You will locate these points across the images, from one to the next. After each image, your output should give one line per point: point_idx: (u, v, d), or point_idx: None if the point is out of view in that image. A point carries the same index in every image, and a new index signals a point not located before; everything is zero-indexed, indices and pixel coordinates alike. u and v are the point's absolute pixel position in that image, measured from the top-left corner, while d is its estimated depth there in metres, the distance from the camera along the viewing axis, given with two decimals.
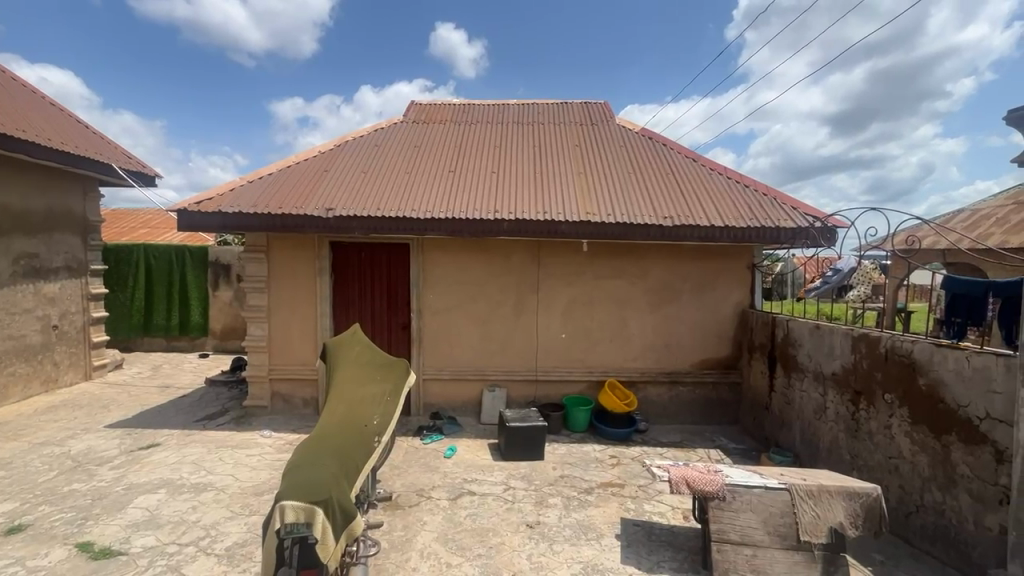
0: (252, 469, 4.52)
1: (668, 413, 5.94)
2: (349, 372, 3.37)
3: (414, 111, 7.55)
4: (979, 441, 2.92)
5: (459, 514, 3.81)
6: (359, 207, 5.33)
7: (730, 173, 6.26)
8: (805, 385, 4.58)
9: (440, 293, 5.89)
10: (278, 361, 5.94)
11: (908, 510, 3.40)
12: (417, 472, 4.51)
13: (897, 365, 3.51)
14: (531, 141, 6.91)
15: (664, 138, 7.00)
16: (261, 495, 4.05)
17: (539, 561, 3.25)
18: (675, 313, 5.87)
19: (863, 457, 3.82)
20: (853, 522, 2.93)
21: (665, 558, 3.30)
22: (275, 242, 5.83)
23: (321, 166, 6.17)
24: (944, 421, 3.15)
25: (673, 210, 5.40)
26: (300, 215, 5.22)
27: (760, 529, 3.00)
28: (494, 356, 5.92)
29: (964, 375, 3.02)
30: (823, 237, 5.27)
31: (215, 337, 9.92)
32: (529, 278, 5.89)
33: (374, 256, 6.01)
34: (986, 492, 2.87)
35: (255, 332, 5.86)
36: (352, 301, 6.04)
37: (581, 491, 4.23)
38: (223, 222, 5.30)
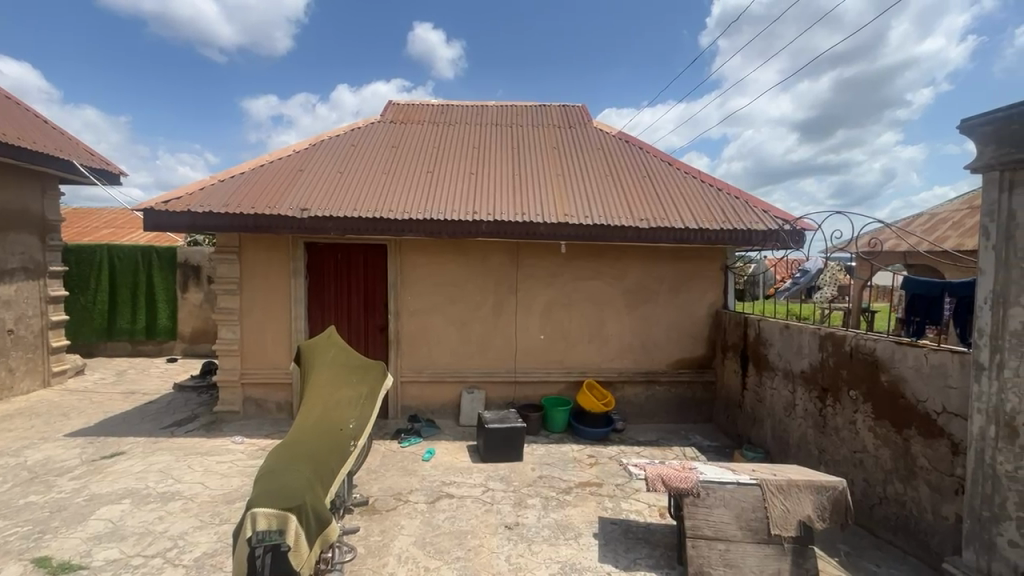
0: (222, 477, 4.39)
1: (644, 412, 6.03)
2: (323, 375, 3.30)
3: (391, 111, 7.47)
4: (937, 434, 3.05)
5: (437, 517, 3.78)
6: (334, 208, 5.24)
7: (704, 176, 6.40)
8: (776, 383, 4.71)
9: (419, 294, 5.84)
10: (250, 365, 5.79)
11: (872, 502, 3.53)
12: (394, 476, 4.46)
13: (862, 363, 3.65)
14: (509, 143, 6.93)
15: (640, 141, 7.11)
16: (233, 502, 3.94)
17: (517, 562, 3.24)
18: (651, 313, 5.97)
19: (830, 451, 3.95)
20: (820, 515, 3.02)
21: (642, 555, 3.35)
22: (247, 243, 5.68)
23: (296, 166, 6.05)
24: (905, 416, 3.29)
25: (649, 213, 5.50)
26: (273, 215, 5.11)
27: (733, 524, 3.07)
28: (473, 357, 5.91)
29: (923, 372, 3.16)
30: (792, 239, 5.43)
31: (184, 341, 9.62)
32: (507, 279, 5.89)
33: (350, 257, 5.92)
34: (943, 483, 3.00)
35: (226, 335, 5.69)
36: (328, 303, 5.94)
37: (559, 491, 4.25)
38: (192, 222, 5.14)
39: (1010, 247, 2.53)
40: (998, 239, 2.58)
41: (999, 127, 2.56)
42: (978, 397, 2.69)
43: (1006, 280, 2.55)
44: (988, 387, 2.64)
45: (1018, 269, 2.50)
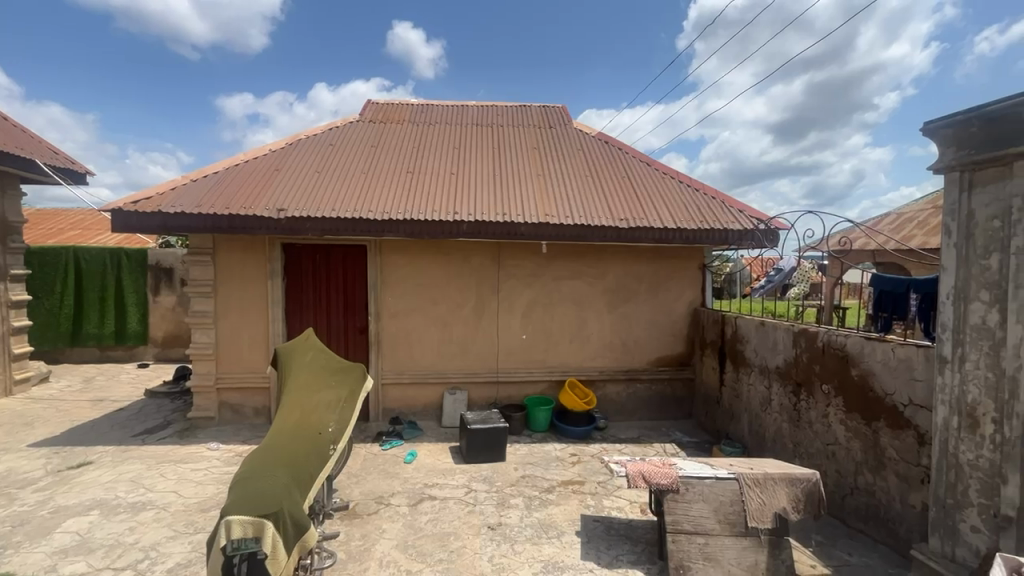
0: (197, 485, 4.27)
1: (625, 410, 6.09)
2: (301, 378, 3.24)
3: (371, 110, 7.38)
4: (904, 426, 3.17)
5: (420, 519, 3.75)
6: (312, 208, 5.15)
7: (682, 178, 6.50)
8: (752, 379, 4.82)
9: (399, 295, 5.79)
10: (225, 369, 5.65)
11: (844, 493, 3.64)
12: (376, 479, 4.41)
13: (833, 358, 3.76)
14: (490, 143, 6.92)
15: (619, 142, 7.19)
16: (208, 511, 3.83)
17: (500, 562, 3.24)
18: (631, 312, 6.04)
19: (804, 444, 4.06)
20: (795, 506, 3.10)
21: (624, 552, 3.38)
22: (221, 244, 5.55)
23: (272, 165, 5.92)
24: (874, 408, 3.40)
25: (628, 212, 5.56)
26: (248, 215, 5.00)
27: (711, 518, 3.13)
28: (454, 358, 5.88)
29: (891, 366, 3.27)
30: (767, 238, 5.55)
31: (156, 346, 9.34)
32: (488, 279, 5.88)
33: (329, 258, 5.83)
34: (910, 473, 3.12)
35: (200, 339, 5.53)
36: (307, 305, 5.83)
37: (542, 490, 4.27)
38: (163, 223, 4.98)
39: (970, 245, 2.64)
40: (959, 237, 2.69)
41: (958, 129, 2.68)
42: (942, 390, 2.80)
43: (967, 276, 2.65)
44: (951, 379, 2.74)
45: (977, 265, 2.61)
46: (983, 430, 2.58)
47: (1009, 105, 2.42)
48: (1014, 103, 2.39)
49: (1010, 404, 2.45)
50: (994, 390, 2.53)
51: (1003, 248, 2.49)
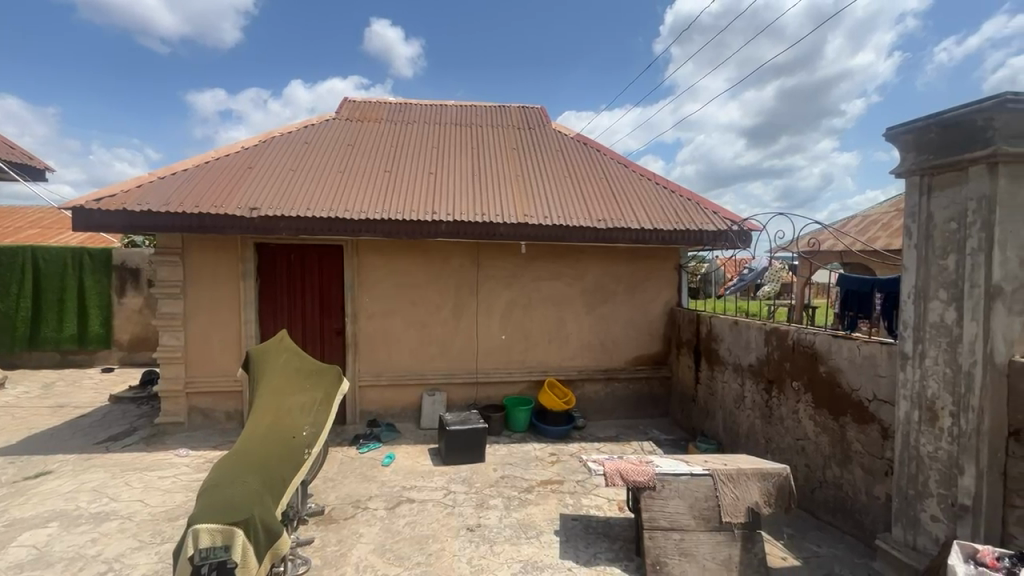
0: (164, 493, 4.12)
1: (604, 409, 6.15)
2: (274, 380, 3.16)
3: (347, 108, 7.26)
4: (869, 420, 3.28)
5: (397, 523, 3.70)
6: (286, 207, 5.04)
7: (658, 179, 6.61)
8: (726, 376, 4.93)
9: (376, 295, 5.71)
10: (195, 372, 5.47)
11: (813, 486, 3.76)
12: (352, 483, 4.33)
13: (803, 356, 3.87)
14: (469, 142, 6.90)
15: (598, 144, 7.26)
16: (176, 519, 3.70)
17: (478, 564, 3.22)
18: (610, 312, 6.10)
19: (775, 440, 4.17)
20: (767, 501, 3.18)
21: (602, 550, 3.41)
22: (192, 244, 5.38)
23: (244, 163, 5.76)
24: (841, 404, 3.51)
25: (606, 213, 5.62)
26: (219, 214, 4.85)
27: (687, 514, 3.18)
28: (433, 359, 5.83)
29: (856, 362, 3.38)
30: (740, 239, 5.68)
31: (121, 349, 8.98)
32: (467, 279, 5.86)
33: (304, 258, 5.71)
34: (875, 465, 3.23)
35: (168, 341, 5.34)
36: (281, 306, 5.70)
37: (521, 490, 4.27)
38: (129, 221, 4.80)
39: (929, 246, 2.76)
40: (919, 238, 2.81)
41: (918, 135, 2.80)
42: (904, 385, 2.91)
43: (926, 276, 2.77)
44: (912, 374, 2.86)
45: (935, 265, 2.73)
46: (942, 423, 2.69)
47: (965, 113, 2.53)
48: (969, 111, 2.50)
49: (966, 397, 2.56)
50: (952, 384, 2.64)
51: (958, 249, 2.61)
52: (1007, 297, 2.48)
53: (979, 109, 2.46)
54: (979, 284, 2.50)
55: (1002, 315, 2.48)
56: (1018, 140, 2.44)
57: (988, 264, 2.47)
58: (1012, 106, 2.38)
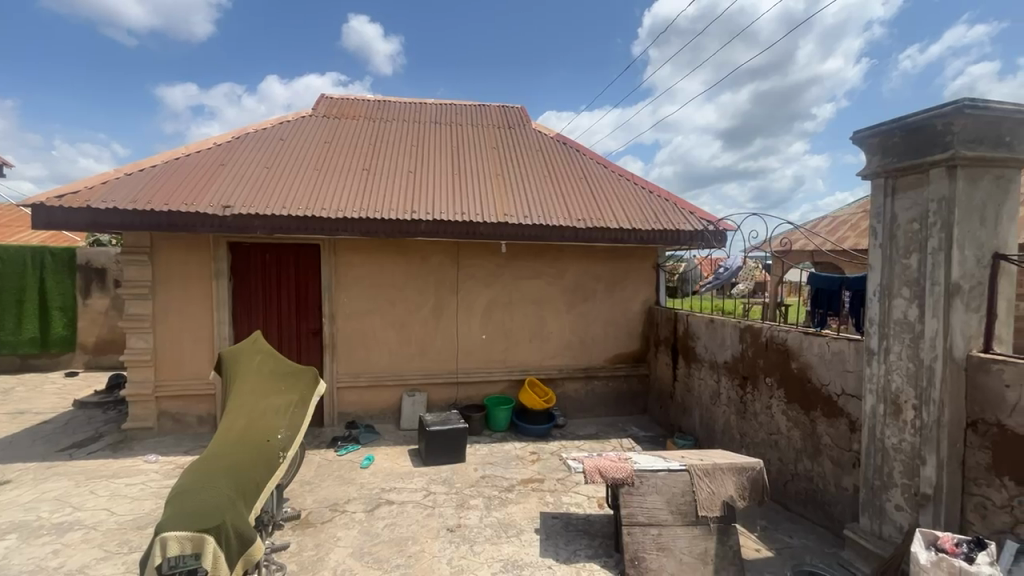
0: (132, 501, 3.98)
1: (584, 407, 6.20)
2: (248, 382, 3.08)
3: (325, 105, 7.14)
4: (838, 414, 3.38)
5: (376, 525, 3.65)
6: (260, 205, 4.92)
7: (637, 180, 6.69)
8: (702, 373, 5.03)
9: (354, 295, 5.62)
10: (166, 376, 5.30)
11: (786, 479, 3.87)
12: (330, 486, 4.26)
13: (775, 352, 3.98)
14: (449, 141, 6.86)
15: (577, 144, 7.30)
16: (144, 528, 3.58)
17: (459, 564, 3.21)
18: (589, 311, 6.15)
19: (749, 435, 4.28)
20: (741, 494, 3.25)
21: (582, 546, 3.43)
22: (161, 243, 5.21)
23: (216, 160, 5.60)
24: (812, 399, 3.61)
25: (586, 213, 5.66)
26: (189, 213, 4.70)
27: (664, 509, 3.22)
28: (412, 359, 5.78)
29: (826, 358, 3.49)
30: (716, 239, 5.79)
31: (86, 352, 8.64)
32: (447, 278, 5.82)
33: (279, 258, 5.59)
34: (843, 457, 3.34)
35: (136, 344, 5.15)
36: (256, 307, 5.57)
37: (502, 489, 4.26)
38: (93, 219, 4.61)
39: (893, 246, 2.87)
40: (884, 238, 2.92)
41: (883, 139, 2.91)
42: (870, 379, 3.01)
43: (890, 274, 2.88)
44: (878, 369, 2.96)
45: (899, 264, 2.84)
46: (905, 415, 2.80)
47: (924, 118, 2.64)
48: (929, 116, 2.61)
49: (928, 390, 2.66)
50: (914, 378, 2.75)
51: (920, 248, 2.72)
52: (965, 294, 2.59)
53: (938, 114, 2.57)
54: (939, 282, 2.60)
55: (960, 311, 2.59)
56: (974, 144, 2.55)
57: (947, 262, 2.57)
58: (969, 112, 2.49)
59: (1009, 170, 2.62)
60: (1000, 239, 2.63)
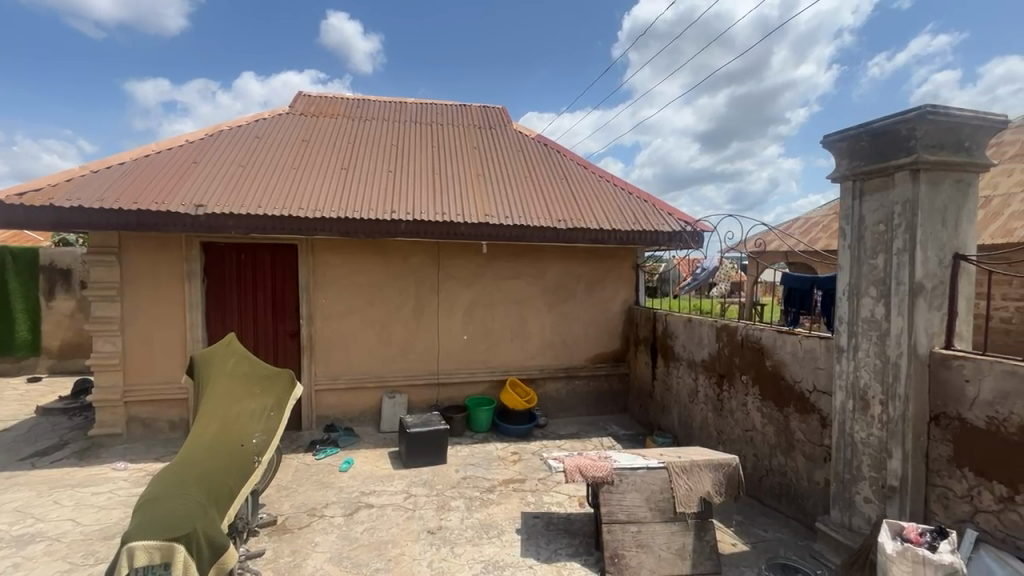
0: (99, 510, 3.83)
1: (565, 407, 6.23)
2: (220, 386, 3.00)
3: (302, 102, 7.01)
4: (810, 410, 3.47)
5: (355, 530, 3.60)
6: (235, 205, 4.80)
7: (616, 181, 6.76)
8: (680, 372, 5.11)
9: (332, 296, 5.53)
10: (135, 381, 5.13)
11: (761, 474, 3.96)
12: (308, 490, 4.19)
13: (750, 351, 4.07)
14: (429, 141, 6.82)
15: (558, 145, 7.34)
16: (112, 538, 3.45)
17: (439, 567, 3.19)
18: (570, 311, 6.19)
19: (726, 432, 4.37)
20: (718, 490, 3.30)
21: (562, 546, 3.45)
22: (130, 243, 5.03)
23: (189, 157, 5.45)
24: (785, 396, 3.71)
25: (566, 214, 5.70)
26: (160, 211, 4.56)
27: (643, 507, 3.26)
28: (392, 360, 5.72)
29: (798, 356, 3.58)
30: (694, 240, 5.90)
31: (50, 357, 8.30)
32: (427, 279, 5.78)
33: (255, 259, 5.47)
34: (815, 452, 3.43)
35: (103, 348, 4.96)
36: (231, 308, 5.44)
37: (483, 490, 4.26)
38: (57, 217, 4.43)
39: (861, 246, 2.97)
40: (852, 239, 3.01)
41: (851, 143, 3.01)
42: (840, 376, 3.11)
43: (858, 274, 2.97)
44: (847, 366, 3.06)
45: (867, 264, 2.93)
46: (873, 410, 2.89)
47: (890, 123, 2.74)
48: (894, 122, 2.71)
49: (894, 386, 2.76)
50: (881, 374, 2.85)
51: (886, 249, 2.81)
52: (928, 293, 2.68)
53: (903, 120, 2.66)
54: (903, 282, 2.70)
55: (924, 310, 2.69)
56: (936, 149, 2.66)
57: (911, 262, 2.66)
58: (931, 118, 2.59)
59: (968, 174, 2.74)
60: (961, 241, 2.74)
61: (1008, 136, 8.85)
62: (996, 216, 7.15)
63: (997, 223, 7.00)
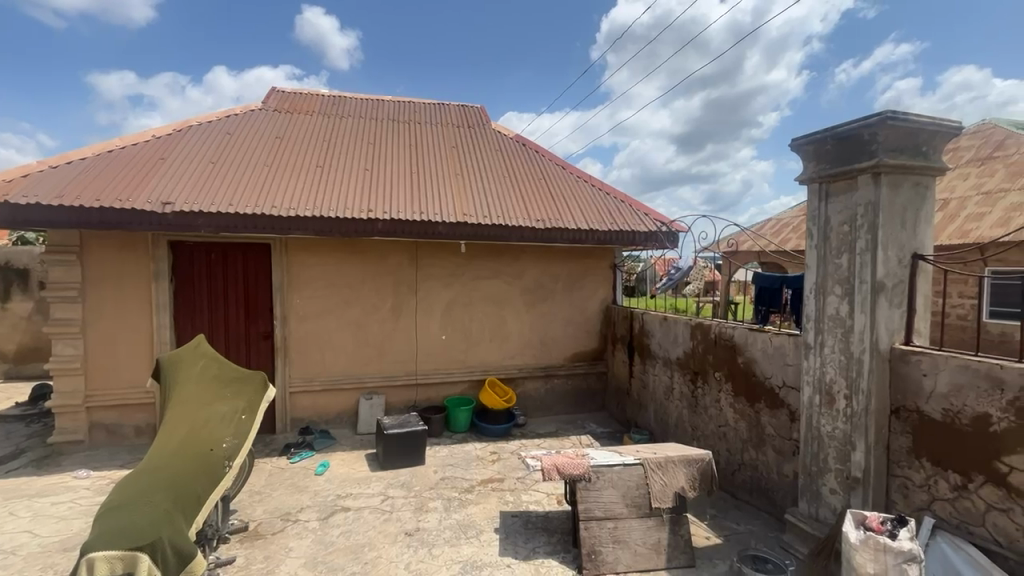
0: (59, 521, 3.67)
1: (544, 406, 6.26)
2: (188, 390, 2.90)
3: (275, 98, 6.85)
4: (779, 405, 3.58)
5: (331, 533, 3.55)
6: (205, 203, 4.66)
7: (594, 181, 6.82)
8: (656, 369, 5.20)
9: (307, 296, 5.43)
10: (99, 385, 4.93)
11: (734, 468, 4.06)
12: (282, 495, 4.10)
13: (724, 348, 4.16)
14: (407, 139, 6.75)
15: (537, 145, 7.36)
16: (72, 549, 3.31)
17: (417, 568, 3.17)
18: (548, 310, 6.22)
19: (700, 428, 4.46)
20: (692, 485, 3.37)
21: (541, 543, 3.46)
22: (91, 242, 4.83)
23: (155, 153, 5.26)
24: (757, 392, 3.81)
25: (545, 214, 5.73)
26: (125, 209, 4.39)
27: (620, 503, 3.30)
28: (369, 361, 5.65)
29: (768, 353, 3.69)
30: (669, 240, 6.00)
31: (6, 362, 7.91)
32: (405, 278, 5.72)
33: (226, 258, 5.32)
34: (784, 446, 3.54)
35: (62, 351, 4.74)
36: (200, 309, 5.28)
37: (461, 490, 4.24)
38: (13, 215, 4.22)
39: (826, 247, 3.08)
40: (819, 239, 3.12)
41: (818, 146, 3.11)
42: (808, 372, 3.21)
43: (824, 273, 3.08)
44: (814, 362, 3.16)
45: (832, 264, 3.04)
46: (838, 404, 2.99)
47: (854, 127, 2.84)
48: (857, 126, 2.81)
49: (857, 381, 2.86)
50: (845, 369, 2.95)
51: (850, 249, 2.92)
52: (889, 291, 2.80)
53: (865, 125, 2.77)
54: (866, 280, 2.80)
55: (885, 308, 2.80)
56: (895, 153, 2.77)
57: (873, 262, 2.77)
58: (891, 123, 2.71)
59: (926, 177, 2.87)
60: (919, 241, 2.86)
61: (963, 141, 9.33)
62: (953, 217, 7.52)
63: (955, 224, 7.36)
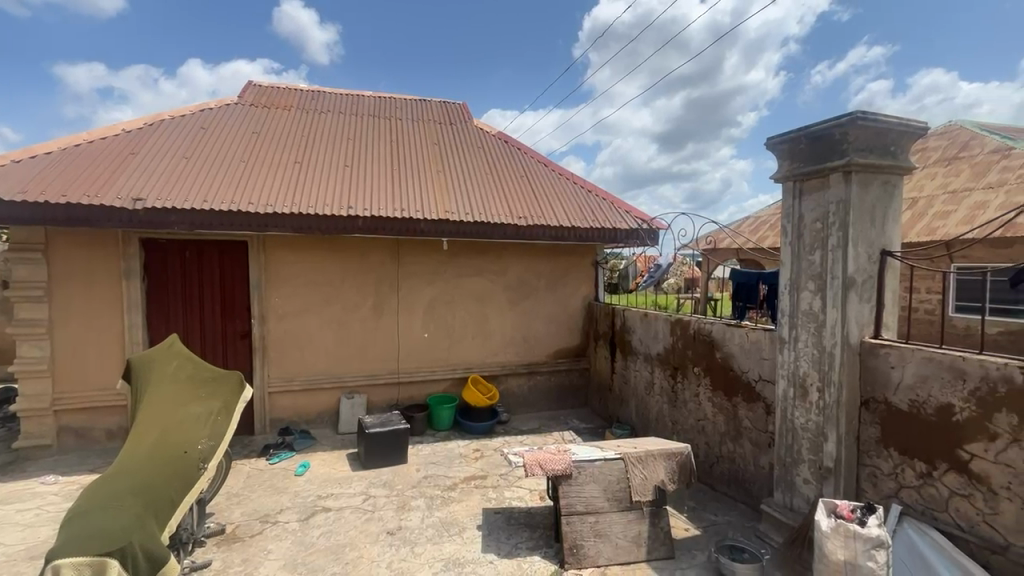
0: (24, 528, 3.54)
1: (527, 402, 6.28)
2: (161, 390, 2.83)
3: (252, 92, 6.69)
4: (756, 399, 3.66)
5: (311, 535, 3.50)
6: (178, 199, 4.54)
7: (576, 179, 6.85)
8: (637, 365, 5.26)
9: (285, 294, 5.33)
10: (67, 388, 4.77)
11: (712, 461, 4.14)
12: (261, 496, 4.03)
13: (702, 343, 4.23)
14: (387, 135, 6.67)
15: (518, 142, 7.35)
16: (38, 558, 3.20)
17: (398, 567, 3.15)
18: (531, 307, 6.23)
19: (680, 422, 4.53)
20: (671, 478, 3.43)
21: (523, 539, 3.48)
22: (57, 239, 4.65)
23: (126, 148, 5.10)
24: (734, 386, 3.89)
25: (527, 211, 5.73)
26: (93, 205, 4.25)
27: (601, 497, 3.34)
28: (350, 360, 5.58)
29: (745, 348, 3.76)
30: (650, 237, 6.07)
31: None
32: (385, 276, 5.67)
33: (201, 255, 5.19)
34: (760, 438, 3.62)
35: (28, 353, 4.57)
36: (174, 308, 5.14)
37: (444, 488, 4.23)
38: None
39: (800, 244, 3.15)
40: (793, 236, 3.19)
41: (792, 145, 3.18)
42: (783, 366, 3.29)
43: (798, 270, 3.15)
44: (789, 356, 3.24)
45: (806, 260, 3.11)
46: (811, 397, 3.07)
47: (826, 127, 2.92)
48: (829, 126, 2.89)
49: (829, 373, 2.94)
50: (818, 362, 3.03)
51: (823, 246, 3.00)
52: (859, 287, 2.88)
53: (837, 124, 2.85)
54: (837, 276, 2.88)
55: (855, 303, 2.89)
56: (865, 152, 2.85)
57: (844, 258, 2.85)
58: (861, 124, 2.79)
59: (894, 176, 2.96)
60: (887, 238, 2.95)
61: (931, 142, 9.63)
62: (921, 216, 7.77)
63: (922, 223, 7.61)
